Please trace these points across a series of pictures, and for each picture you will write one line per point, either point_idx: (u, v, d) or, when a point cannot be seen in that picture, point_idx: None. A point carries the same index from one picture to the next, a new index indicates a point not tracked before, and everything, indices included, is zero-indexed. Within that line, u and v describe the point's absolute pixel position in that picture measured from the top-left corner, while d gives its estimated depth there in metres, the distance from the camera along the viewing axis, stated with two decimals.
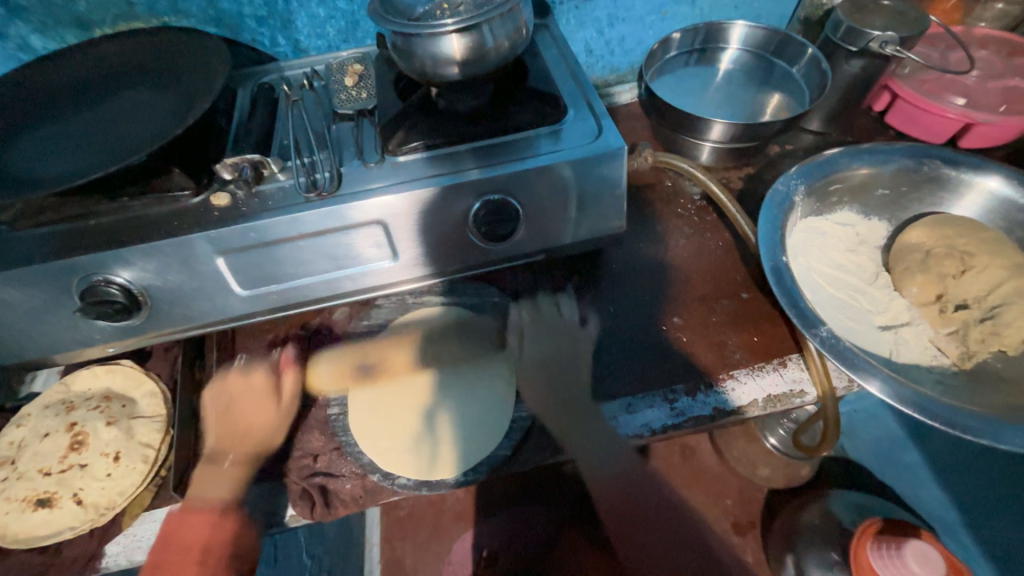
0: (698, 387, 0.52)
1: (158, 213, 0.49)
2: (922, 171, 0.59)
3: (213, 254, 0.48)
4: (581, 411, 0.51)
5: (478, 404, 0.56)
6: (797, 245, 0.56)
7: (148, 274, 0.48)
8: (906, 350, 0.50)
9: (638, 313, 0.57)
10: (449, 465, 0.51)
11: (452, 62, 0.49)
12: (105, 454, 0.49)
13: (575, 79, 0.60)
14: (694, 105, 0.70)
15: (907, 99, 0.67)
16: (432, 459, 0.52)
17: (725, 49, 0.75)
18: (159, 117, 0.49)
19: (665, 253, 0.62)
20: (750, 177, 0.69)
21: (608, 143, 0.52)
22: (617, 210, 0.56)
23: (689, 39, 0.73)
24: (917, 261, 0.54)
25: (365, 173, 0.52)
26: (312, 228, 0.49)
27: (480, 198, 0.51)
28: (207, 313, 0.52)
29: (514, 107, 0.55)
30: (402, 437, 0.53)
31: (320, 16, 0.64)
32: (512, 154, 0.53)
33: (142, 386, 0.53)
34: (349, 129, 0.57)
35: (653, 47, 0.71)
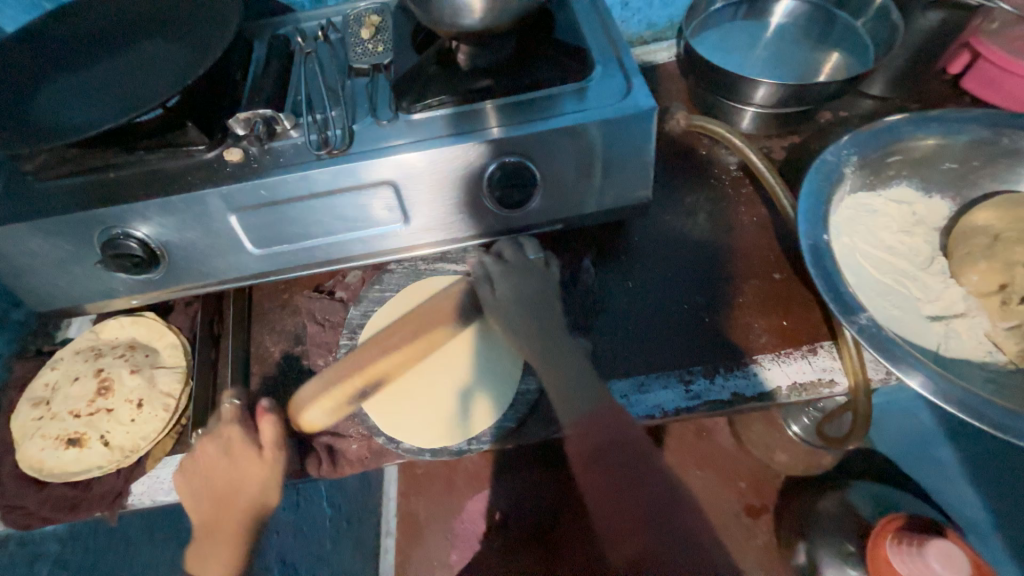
0: (716, 370, 0.49)
1: (173, 167, 0.49)
2: (1000, 143, 0.51)
3: (226, 211, 0.48)
4: (590, 392, 0.48)
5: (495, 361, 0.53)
6: (842, 224, 0.51)
7: (165, 229, 0.49)
8: (957, 344, 0.46)
9: (659, 290, 0.54)
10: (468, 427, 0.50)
11: (471, 11, 0.46)
12: (129, 401, 0.51)
13: (606, 32, 0.55)
14: (739, 64, 0.63)
15: (991, 60, 0.58)
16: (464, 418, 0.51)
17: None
18: (171, 67, 0.48)
19: (693, 227, 0.58)
20: (796, 147, 0.63)
21: (636, 104, 0.48)
22: (643, 178, 0.53)
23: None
24: (982, 245, 0.47)
25: (378, 131, 0.50)
26: (322, 187, 0.48)
27: (496, 159, 0.48)
28: (224, 271, 0.52)
29: (537, 62, 0.51)
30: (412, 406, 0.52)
31: None
32: (532, 113, 0.49)
33: (164, 338, 0.55)
34: (363, 85, 0.54)
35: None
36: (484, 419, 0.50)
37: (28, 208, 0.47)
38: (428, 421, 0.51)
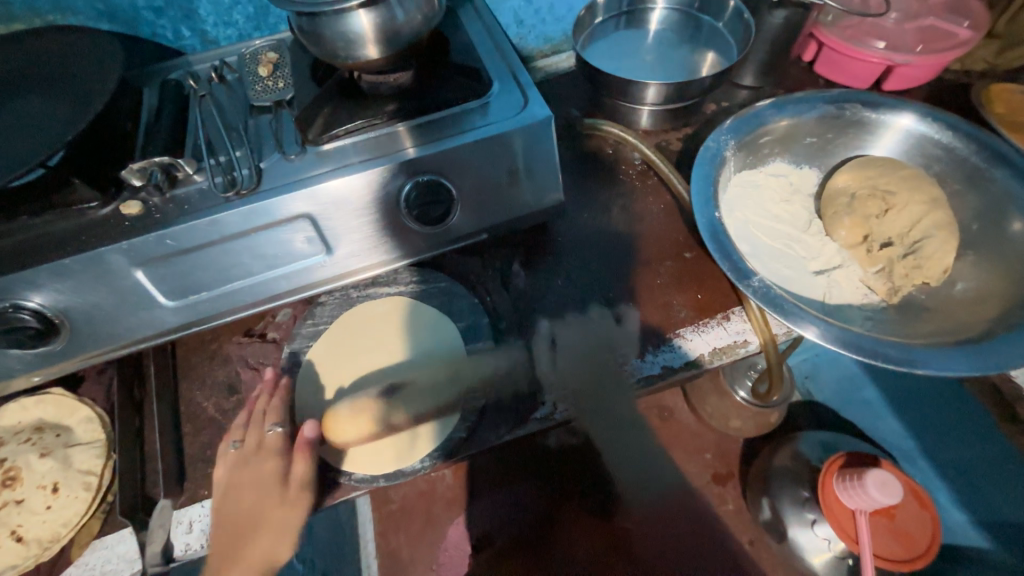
0: (646, 348, 0.53)
1: (64, 229, 0.46)
2: (844, 116, 0.60)
3: (130, 266, 0.46)
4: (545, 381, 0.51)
5: (446, 373, 0.53)
6: (732, 200, 0.57)
7: (62, 296, 0.45)
8: (839, 291, 0.52)
9: (586, 282, 0.57)
10: (424, 442, 0.50)
11: (365, 41, 0.47)
12: (42, 487, 0.48)
13: (499, 51, 0.58)
14: (628, 69, 0.69)
15: (832, 47, 0.68)
16: (412, 439, 0.51)
17: (652, 9, 0.74)
18: (48, 124, 0.45)
19: (610, 221, 0.62)
20: (689, 137, 0.69)
21: (534, 114, 0.51)
22: (554, 181, 0.56)
23: (615, 2, 0.72)
24: (844, 204, 0.55)
25: (287, 166, 0.50)
26: (234, 229, 0.47)
27: (410, 179, 0.50)
28: (137, 330, 0.49)
29: (437, 84, 0.53)
30: (362, 435, 0.51)
31: (225, 2, 0.60)
32: (440, 132, 0.51)
33: (77, 413, 0.51)
34: (267, 122, 0.54)
35: (580, 14, 0.70)
36: (430, 434, 0.50)
37: None
38: (375, 448, 0.50)
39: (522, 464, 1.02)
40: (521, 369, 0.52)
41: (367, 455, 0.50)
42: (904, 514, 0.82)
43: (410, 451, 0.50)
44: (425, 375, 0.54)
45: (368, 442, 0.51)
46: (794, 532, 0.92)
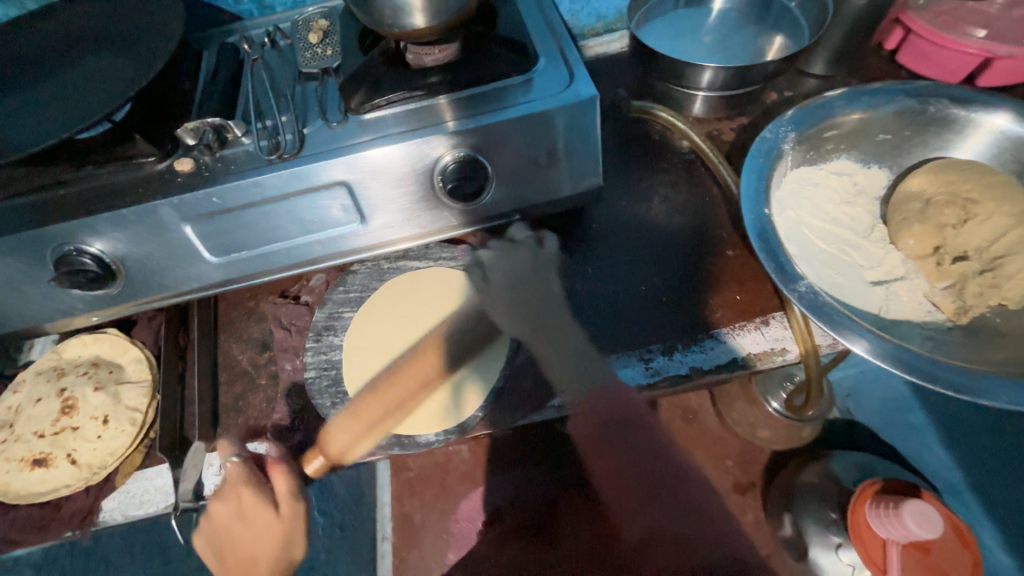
0: (674, 346, 0.51)
1: (123, 180, 0.49)
2: (927, 112, 0.54)
3: (179, 220, 0.48)
4: (576, 366, 0.50)
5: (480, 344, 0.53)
6: (785, 198, 0.53)
7: (119, 244, 0.49)
8: (898, 305, 0.48)
9: (618, 271, 0.56)
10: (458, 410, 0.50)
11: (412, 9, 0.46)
12: (94, 417, 0.52)
13: (550, 26, 0.56)
14: (685, 50, 0.65)
15: (921, 35, 0.61)
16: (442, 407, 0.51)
17: None
18: (114, 80, 0.48)
19: (648, 211, 0.59)
20: (744, 128, 0.65)
21: (579, 92, 0.49)
22: (593, 165, 0.54)
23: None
24: (916, 209, 0.50)
25: (328, 133, 0.50)
26: (275, 192, 0.48)
27: (447, 153, 0.49)
28: (183, 281, 0.52)
29: (483, 57, 0.52)
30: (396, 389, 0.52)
31: None
32: (484, 105, 0.50)
33: (127, 353, 0.55)
34: (313, 89, 0.54)
35: None
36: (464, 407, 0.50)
37: None
38: (423, 407, 0.51)
39: (548, 453, 0.97)
40: (542, 355, 0.52)
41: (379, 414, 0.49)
42: (945, 551, 0.76)
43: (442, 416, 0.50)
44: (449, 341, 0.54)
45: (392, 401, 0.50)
46: (815, 552, 0.88)
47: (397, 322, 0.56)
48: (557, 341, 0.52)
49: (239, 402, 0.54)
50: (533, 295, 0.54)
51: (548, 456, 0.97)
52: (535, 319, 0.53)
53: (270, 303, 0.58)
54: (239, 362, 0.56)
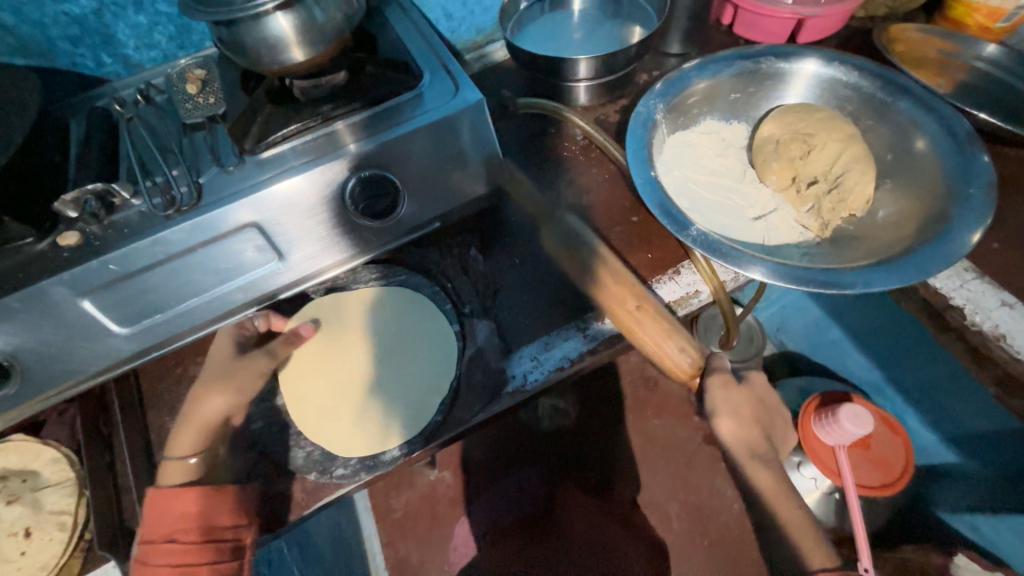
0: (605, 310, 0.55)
1: (2, 267, 0.45)
2: (761, 69, 0.63)
3: (75, 297, 0.45)
4: (520, 351, 0.53)
5: (429, 352, 0.56)
6: (669, 160, 0.59)
7: (6, 337, 0.44)
8: (776, 233, 0.56)
9: (542, 255, 0.59)
10: (417, 418, 0.52)
11: (289, 44, 0.48)
12: (14, 534, 0.46)
13: (429, 42, 0.59)
14: (559, 49, 0.71)
15: (746, 8, 0.71)
16: (402, 420, 0.53)
17: None
18: None
19: (558, 197, 0.64)
20: (626, 108, 0.72)
21: (466, 97, 0.53)
22: (497, 164, 0.58)
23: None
24: (771, 150, 0.59)
25: (226, 178, 0.49)
26: (179, 246, 0.47)
27: (352, 176, 0.50)
28: (94, 361, 0.49)
29: (369, 81, 0.54)
30: (358, 415, 0.54)
31: (143, 24, 0.59)
32: (380, 125, 0.52)
33: (41, 456, 0.50)
34: (202, 138, 0.53)
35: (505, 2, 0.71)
36: (422, 413, 0.53)
37: None
38: (383, 424, 0.53)
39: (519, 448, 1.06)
40: (487, 348, 0.54)
41: (345, 440, 0.52)
42: (879, 441, 0.87)
43: (403, 429, 0.52)
44: (398, 358, 0.58)
45: (357, 427, 0.53)
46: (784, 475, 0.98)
47: (335, 356, 0.59)
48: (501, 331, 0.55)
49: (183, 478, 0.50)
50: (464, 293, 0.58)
51: (523, 457, 1.05)
52: (499, 314, 0.56)
53: (199, 364, 0.55)
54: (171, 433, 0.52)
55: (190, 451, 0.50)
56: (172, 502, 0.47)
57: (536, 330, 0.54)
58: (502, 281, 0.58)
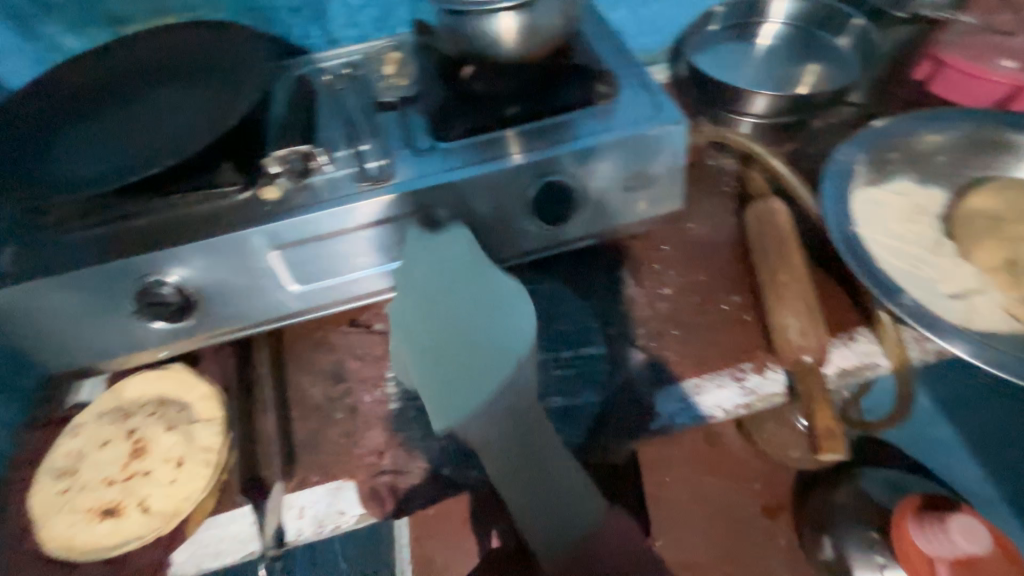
0: (764, 364, 0.50)
1: (209, 209, 0.48)
2: (986, 135, 0.58)
3: (267, 249, 0.47)
4: (669, 389, 0.50)
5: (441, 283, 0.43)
6: (862, 214, 0.55)
7: (198, 273, 0.47)
8: (980, 317, 0.49)
9: (696, 291, 0.56)
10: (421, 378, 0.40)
11: (503, 40, 0.50)
12: (167, 460, 0.47)
13: (624, 55, 0.57)
14: (737, 77, 0.69)
15: (955, 67, 0.65)
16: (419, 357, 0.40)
17: (767, 26, 0.74)
18: (198, 113, 0.49)
19: (715, 233, 0.61)
20: (796, 152, 0.68)
21: (667, 117, 0.50)
22: (675, 188, 0.55)
23: (727, 15, 0.73)
24: (983, 224, 0.55)
25: (416, 160, 0.50)
26: (368, 218, 0.48)
27: (538, 180, 0.50)
28: (262, 311, 0.51)
29: (561, 86, 0.52)
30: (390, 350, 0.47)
31: (355, 4, 0.64)
32: (570, 132, 0.50)
33: (195, 390, 0.51)
34: (395, 118, 0.55)
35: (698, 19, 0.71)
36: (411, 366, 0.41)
37: (42, 262, 0.45)
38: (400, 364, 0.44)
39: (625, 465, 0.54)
40: (639, 378, 0.51)
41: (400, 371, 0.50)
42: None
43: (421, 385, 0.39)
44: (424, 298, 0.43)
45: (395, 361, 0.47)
46: None
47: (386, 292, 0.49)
48: (653, 363, 0.51)
49: (317, 444, 0.51)
50: (611, 315, 0.55)
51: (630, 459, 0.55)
52: (649, 342, 0.53)
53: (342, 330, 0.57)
54: (310, 393, 0.54)
55: (335, 420, 0.52)
56: (315, 468, 0.49)
57: (691, 368, 0.51)
58: (654, 309, 0.56)
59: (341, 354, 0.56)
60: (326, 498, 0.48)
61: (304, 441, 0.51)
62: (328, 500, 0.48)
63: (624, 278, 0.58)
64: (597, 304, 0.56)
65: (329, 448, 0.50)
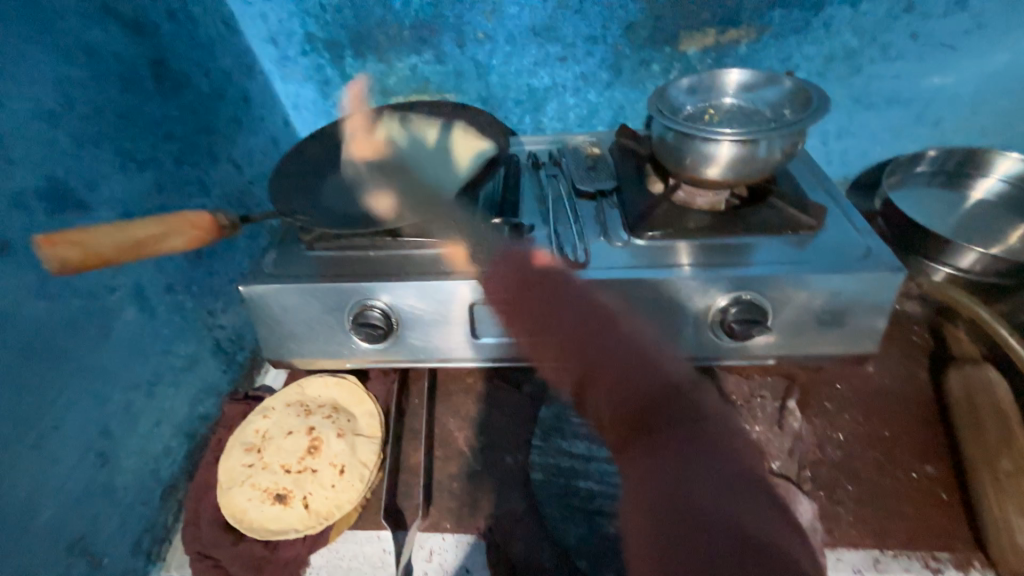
0: (970, 561, 0.43)
1: (424, 257, 0.55)
2: None
3: (465, 301, 0.53)
4: (841, 552, 0.45)
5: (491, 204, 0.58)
6: None
7: (403, 305, 0.54)
8: None
9: (876, 447, 0.51)
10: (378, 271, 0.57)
11: (716, 164, 0.51)
12: (333, 465, 0.52)
13: (826, 191, 0.60)
14: (934, 223, 0.68)
15: None
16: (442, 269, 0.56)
17: (982, 178, 0.71)
18: (438, 180, 0.61)
19: (899, 384, 0.56)
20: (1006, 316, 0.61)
21: (886, 263, 0.48)
22: (875, 332, 0.51)
23: (939, 161, 0.71)
24: None
25: (610, 251, 0.53)
26: (560, 294, 0.51)
27: (731, 296, 0.49)
28: (437, 351, 0.56)
29: (764, 210, 0.56)
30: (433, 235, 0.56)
31: (569, 103, 0.74)
32: (771, 255, 0.51)
33: (363, 404, 0.57)
34: (590, 207, 0.61)
35: (902, 159, 0.70)
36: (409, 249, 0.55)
37: (292, 271, 0.56)
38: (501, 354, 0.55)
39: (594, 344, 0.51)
40: (810, 532, 0.45)
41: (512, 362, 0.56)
42: None
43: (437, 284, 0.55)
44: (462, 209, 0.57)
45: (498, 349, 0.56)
46: None
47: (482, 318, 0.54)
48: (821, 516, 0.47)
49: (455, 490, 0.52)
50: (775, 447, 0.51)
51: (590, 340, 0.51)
52: (815, 489, 0.49)
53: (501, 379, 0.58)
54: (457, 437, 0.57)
55: (474, 470, 0.54)
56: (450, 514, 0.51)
57: (867, 533, 0.46)
58: (827, 453, 0.51)
59: (489, 406, 0.59)
60: (456, 550, 0.49)
61: (444, 483, 0.53)
62: (458, 553, 0.49)
63: (791, 410, 0.54)
64: (761, 432, 0.52)
65: (465, 499, 0.52)
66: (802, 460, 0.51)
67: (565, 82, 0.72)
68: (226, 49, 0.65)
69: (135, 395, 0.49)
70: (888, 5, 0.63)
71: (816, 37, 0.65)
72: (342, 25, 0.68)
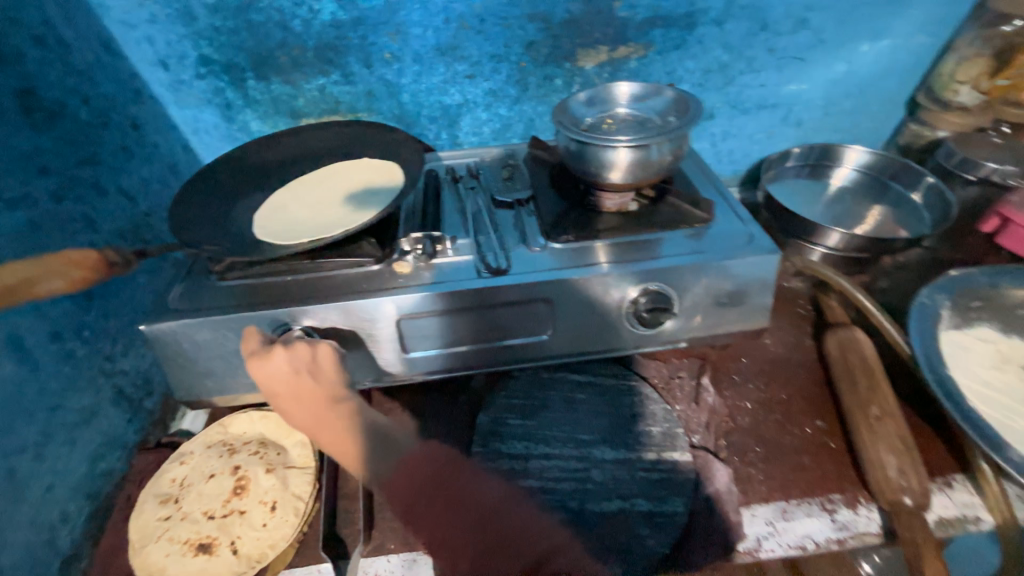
0: (857, 499, 0.50)
1: (345, 276, 0.55)
2: None
3: (390, 315, 0.52)
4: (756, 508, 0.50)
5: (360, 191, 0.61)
6: (951, 355, 0.56)
7: (325, 326, 0.52)
8: None
9: (778, 409, 0.57)
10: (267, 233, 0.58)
11: (615, 168, 0.56)
12: (263, 502, 0.49)
13: (715, 187, 0.67)
14: (804, 209, 0.78)
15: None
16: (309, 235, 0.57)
17: (839, 169, 0.83)
18: (354, 199, 0.61)
19: (792, 352, 0.64)
20: (867, 283, 0.72)
21: (763, 246, 0.55)
22: (763, 307, 0.58)
23: (806, 154, 0.83)
24: None
25: (529, 256, 0.56)
26: (484, 299, 0.52)
27: (641, 287, 0.54)
28: (366, 369, 0.55)
29: (662, 208, 0.61)
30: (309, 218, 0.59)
31: (482, 118, 0.77)
32: (670, 248, 0.56)
33: (292, 435, 0.55)
34: (509, 216, 0.63)
35: (775, 156, 0.80)
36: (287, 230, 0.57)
37: (199, 304, 0.52)
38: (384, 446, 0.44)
39: (435, 489, 0.41)
40: (727, 495, 0.50)
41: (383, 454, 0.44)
42: None
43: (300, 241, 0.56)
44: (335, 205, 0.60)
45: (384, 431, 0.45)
46: None
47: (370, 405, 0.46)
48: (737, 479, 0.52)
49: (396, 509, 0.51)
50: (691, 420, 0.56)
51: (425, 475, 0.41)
52: (730, 454, 0.54)
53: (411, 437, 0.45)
54: None
55: None
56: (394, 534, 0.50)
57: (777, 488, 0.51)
58: (738, 421, 0.57)
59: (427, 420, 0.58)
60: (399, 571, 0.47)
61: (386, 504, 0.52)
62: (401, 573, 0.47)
63: (704, 386, 0.59)
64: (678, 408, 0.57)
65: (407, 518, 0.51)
66: (716, 430, 0.56)
67: (476, 99, 0.74)
68: (107, 75, 0.60)
69: (19, 460, 0.44)
70: (747, 26, 0.72)
71: (693, 53, 0.73)
72: (239, 47, 0.66)
